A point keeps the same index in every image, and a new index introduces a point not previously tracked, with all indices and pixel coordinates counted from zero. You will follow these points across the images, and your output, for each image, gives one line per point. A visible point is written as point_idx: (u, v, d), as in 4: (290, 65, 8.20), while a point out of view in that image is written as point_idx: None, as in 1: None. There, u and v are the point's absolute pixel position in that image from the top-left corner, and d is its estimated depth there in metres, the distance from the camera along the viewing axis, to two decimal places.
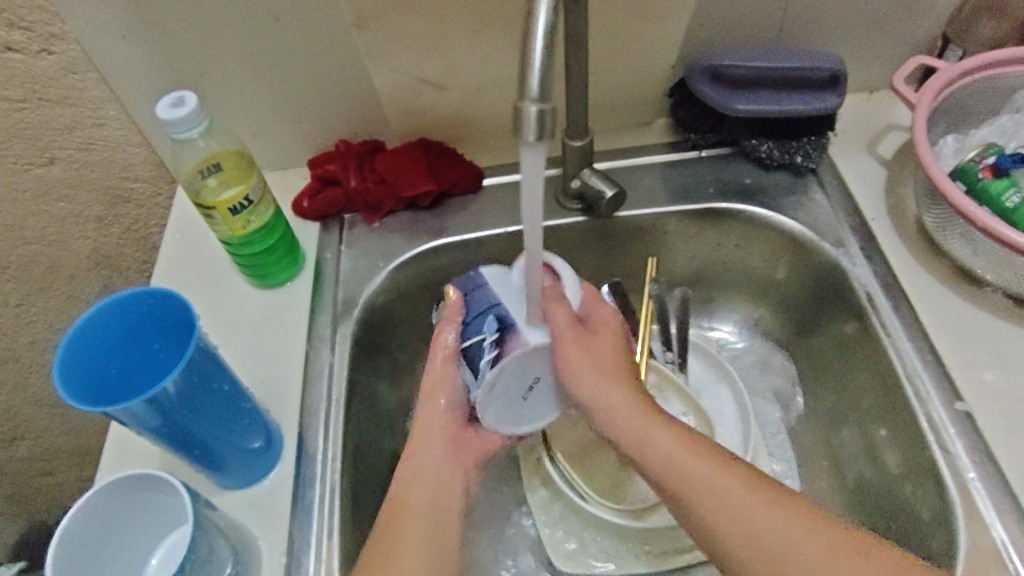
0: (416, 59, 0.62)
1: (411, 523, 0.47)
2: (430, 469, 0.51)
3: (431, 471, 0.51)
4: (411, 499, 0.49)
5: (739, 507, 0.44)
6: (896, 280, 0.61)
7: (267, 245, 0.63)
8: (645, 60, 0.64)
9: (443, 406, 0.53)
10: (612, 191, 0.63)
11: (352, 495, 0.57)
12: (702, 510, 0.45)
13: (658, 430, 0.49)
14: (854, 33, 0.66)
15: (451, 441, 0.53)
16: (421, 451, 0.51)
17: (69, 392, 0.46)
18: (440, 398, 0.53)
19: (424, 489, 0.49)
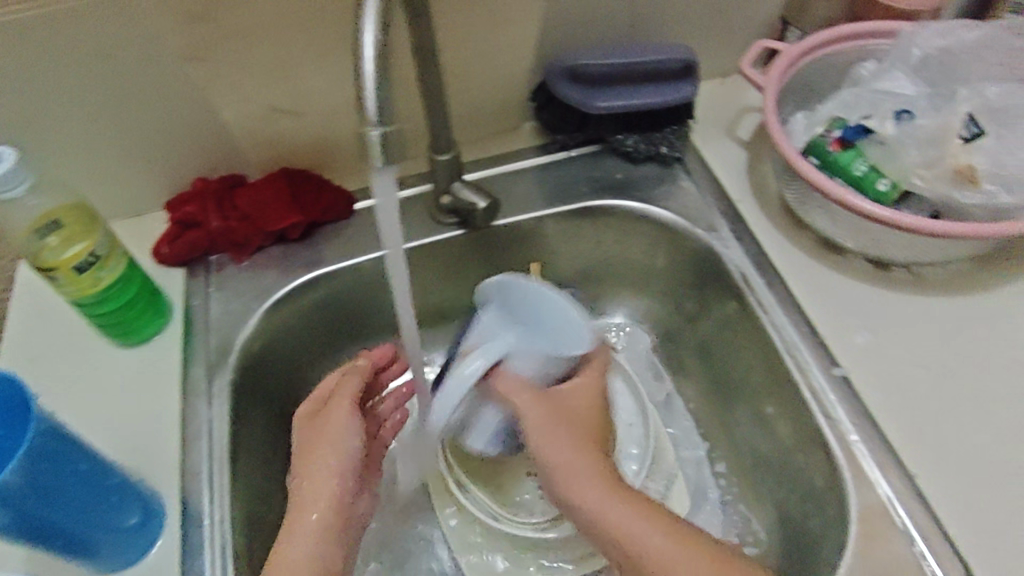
0: (265, 88, 0.59)
1: None
2: (300, 547, 0.47)
3: (310, 548, 0.47)
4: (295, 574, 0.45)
5: None
6: (766, 257, 0.63)
7: (124, 300, 0.58)
8: (501, 66, 0.63)
9: (328, 474, 0.50)
10: (485, 202, 0.62)
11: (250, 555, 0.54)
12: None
13: (618, 489, 0.47)
14: (702, 25, 0.68)
15: (337, 519, 0.49)
16: (297, 537, 0.47)
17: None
18: (325, 463, 0.51)
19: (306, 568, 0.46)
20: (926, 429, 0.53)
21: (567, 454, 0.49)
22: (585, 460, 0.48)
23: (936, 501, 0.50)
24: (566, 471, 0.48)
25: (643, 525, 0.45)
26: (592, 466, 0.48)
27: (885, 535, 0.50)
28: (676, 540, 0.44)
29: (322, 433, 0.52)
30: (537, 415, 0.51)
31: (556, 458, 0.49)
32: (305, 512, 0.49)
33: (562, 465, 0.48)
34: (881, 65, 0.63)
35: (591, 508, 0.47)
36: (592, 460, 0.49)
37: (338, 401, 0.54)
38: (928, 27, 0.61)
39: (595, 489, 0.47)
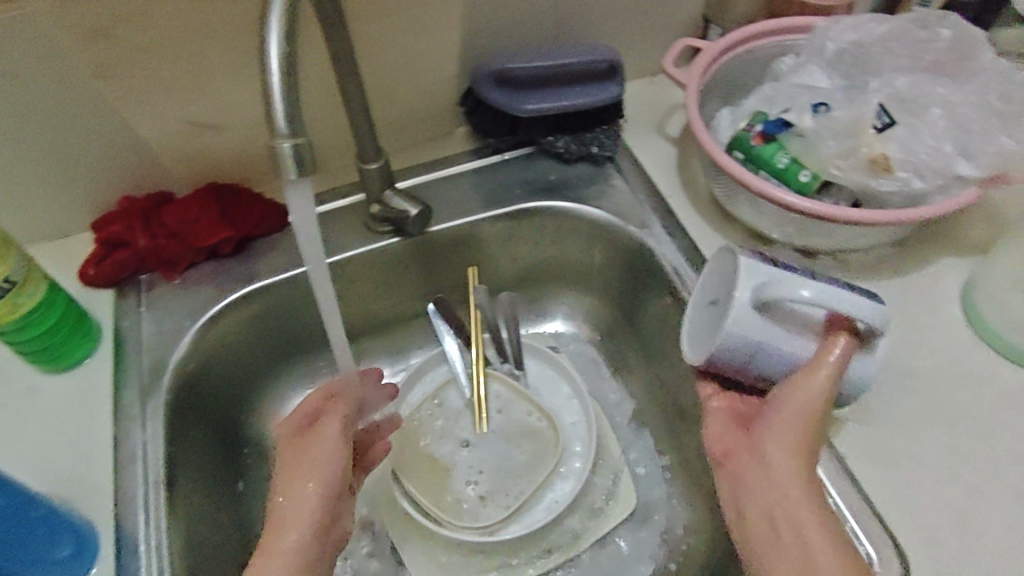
0: (183, 103, 0.58)
1: None
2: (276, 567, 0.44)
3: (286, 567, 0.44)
4: None
5: None
6: (698, 252, 0.64)
7: (47, 325, 0.57)
8: (428, 72, 0.63)
9: (309, 491, 0.48)
10: (416, 209, 0.62)
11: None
12: None
13: (808, 511, 0.46)
14: (625, 25, 0.68)
15: (316, 536, 0.47)
16: (272, 555, 0.45)
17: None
18: (306, 480, 0.48)
19: None
20: (854, 412, 0.55)
21: (793, 465, 0.48)
22: (804, 469, 0.48)
23: (865, 481, 0.52)
24: (785, 491, 0.47)
25: (831, 550, 0.44)
26: (800, 487, 0.47)
27: None
28: (843, 551, 0.45)
29: (307, 449, 0.50)
30: (786, 419, 0.49)
31: (780, 469, 0.48)
32: (283, 530, 0.46)
33: (780, 475, 0.48)
34: (800, 58, 0.66)
35: (800, 526, 0.46)
36: (795, 481, 0.47)
37: (328, 419, 0.52)
38: (840, 22, 0.63)
39: (797, 503, 0.47)
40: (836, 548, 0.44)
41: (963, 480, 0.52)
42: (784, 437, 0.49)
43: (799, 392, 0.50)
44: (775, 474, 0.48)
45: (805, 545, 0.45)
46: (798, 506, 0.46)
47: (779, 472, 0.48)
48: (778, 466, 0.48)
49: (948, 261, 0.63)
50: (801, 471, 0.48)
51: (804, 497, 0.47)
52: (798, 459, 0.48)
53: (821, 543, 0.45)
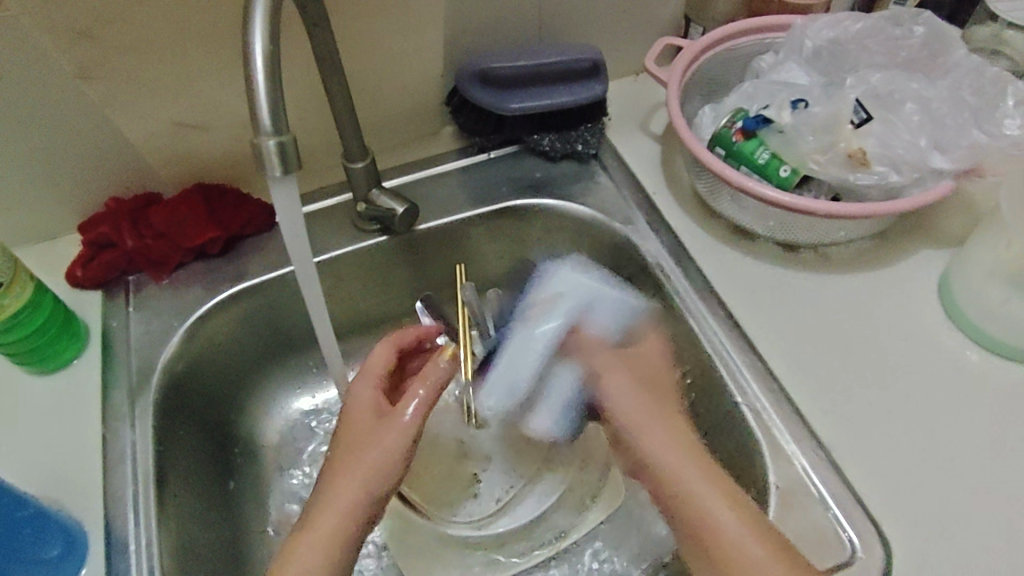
0: (169, 103, 0.58)
1: None
2: (304, 559, 0.43)
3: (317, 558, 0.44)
4: None
5: None
6: (682, 247, 0.65)
7: (35, 326, 0.57)
8: (413, 72, 0.64)
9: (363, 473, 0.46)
10: (403, 207, 0.62)
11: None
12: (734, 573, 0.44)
13: (700, 480, 0.47)
14: (607, 24, 0.69)
15: (359, 526, 0.46)
16: (305, 544, 0.44)
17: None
18: (369, 459, 0.47)
19: None
20: (835, 401, 0.56)
21: (663, 435, 0.49)
22: (682, 436, 0.49)
23: (847, 469, 0.53)
24: (669, 467, 0.48)
25: (738, 523, 0.45)
26: (681, 459, 0.48)
27: (801, 503, 0.52)
28: (732, 499, 0.46)
29: (381, 428, 0.48)
30: (631, 413, 0.51)
31: (655, 443, 0.49)
32: (326, 515, 0.45)
33: (662, 449, 0.49)
34: (779, 56, 0.67)
35: (698, 501, 0.46)
36: (678, 454, 0.48)
37: (417, 394, 0.49)
38: (818, 19, 0.64)
39: (682, 475, 0.47)
40: (740, 515, 0.45)
41: (941, 466, 0.53)
42: (652, 429, 0.50)
43: (629, 379, 0.53)
44: (658, 453, 0.48)
45: (701, 510, 0.46)
46: (688, 472, 0.47)
47: (660, 456, 0.48)
48: (658, 441, 0.49)
49: (926, 253, 0.65)
50: (679, 438, 0.49)
51: (688, 458, 0.48)
52: (672, 434, 0.49)
53: (711, 501, 0.46)
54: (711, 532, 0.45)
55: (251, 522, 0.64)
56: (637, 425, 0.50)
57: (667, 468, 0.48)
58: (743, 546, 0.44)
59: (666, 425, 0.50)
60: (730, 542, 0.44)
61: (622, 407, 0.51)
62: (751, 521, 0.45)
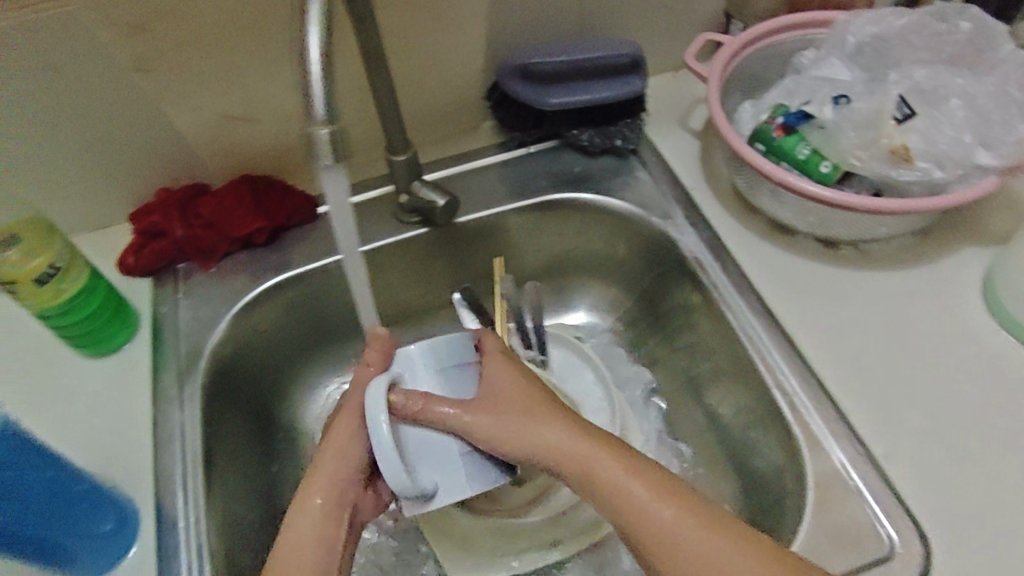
0: (222, 95, 0.60)
1: None
2: (293, 538, 0.44)
3: (307, 535, 0.44)
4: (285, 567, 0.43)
5: (675, 542, 0.41)
6: (721, 242, 0.65)
7: (90, 310, 0.59)
8: (456, 66, 0.65)
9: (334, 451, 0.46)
10: (443, 200, 0.63)
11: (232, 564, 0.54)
12: (643, 543, 0.42)
13: (591, 449, 0.45)
14: (649, 21, 0.70)
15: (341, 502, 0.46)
16: (293, 525, 0.44)
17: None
18: (336, 440, 0.47)
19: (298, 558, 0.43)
20: (875, 397, 0.56)
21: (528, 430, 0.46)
22: (546, 432, 0.46)
23: (888, 465, 0.53)
24: (546, 445, 0.46)
25: (637, 486, 0.43)
26: (563, 432, 0.46)
27: (840, 498, 0.52)
28: (631, 466, 0.45)
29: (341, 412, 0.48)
30: (492, 429, 0.46)
31: (529, 440, 0.46)
32: (305, 498, 0.45)
33: (535, 442, 0.46)
34: (821, 52, 0.66)
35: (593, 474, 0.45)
36: (556, 429, 0.46)
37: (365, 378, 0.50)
38: (862, 15, 0.64)
39: (566, 447, 0.45)
40: (637, 474, 0.44)
41: (984, 465, 0.53)
42: (503, 416, 0.47)
43: (490, 415, 0.47)
44: (544, 447, 0.46)
45: (601, 485, 0.44)
46: (578, 452, 0.45)
47: (521, 446, 0.46)
48: (532, 423, 0.46)
49: (970, 250, 0.64)
50: (539, 427, 0.46)
51: (569, 439, 0.46)
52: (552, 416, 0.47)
53: (610, 470, 0.44)
54: (623, 510, 0.43)
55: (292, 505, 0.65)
56: (490, 425, 0.46)
57: (560, 457, 0.45)
58: (652, 517, 0.42)
59: (548, 420, 0.47)
60: (635, 507, 0.43)
61: (480, 430, 0.46)
62: (655, 487, 0.43)
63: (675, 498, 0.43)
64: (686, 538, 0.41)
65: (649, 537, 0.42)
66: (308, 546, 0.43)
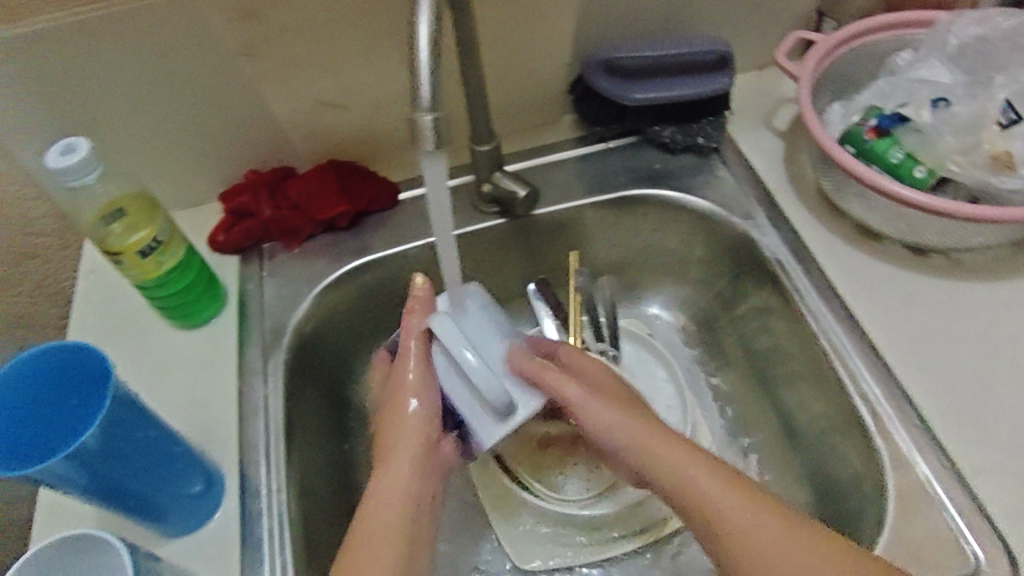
0: (316, 81, 0.62)
1: (387, 537, 0.46)
2: (386, 493, 0.48)
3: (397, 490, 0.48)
4: (378, 522, 0.46)
5: (757, 543, 0.42)
6: (803, 244, 0.64)
7: (184, 284, 0.61)
8: (542, 59, 0.66)
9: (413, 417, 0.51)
10: (524, 190, 0.64)
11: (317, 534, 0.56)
12: (726, 542, 0.43)
13: (681, 453, 0.47)
14: (738, 18, 0.69)
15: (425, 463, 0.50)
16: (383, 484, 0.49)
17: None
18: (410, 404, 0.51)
19: (390, 513, 0.47)
20: (964, 411, 0.54)
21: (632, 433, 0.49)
22: (650, 435, 0.48)
23: (976, 482, 0.51)
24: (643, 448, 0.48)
25: (720, 487, 0.44)
26: (659, 438, 0.48)
27: (923, 512, 0.50)
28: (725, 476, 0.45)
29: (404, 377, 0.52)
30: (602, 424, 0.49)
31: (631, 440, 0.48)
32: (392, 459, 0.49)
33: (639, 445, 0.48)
34: (919, 53, 0.64)
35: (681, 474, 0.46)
36: (653, 434, 0.48)
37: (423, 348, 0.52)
38: (965, 15, 0.62)
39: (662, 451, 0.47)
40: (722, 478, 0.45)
41: None
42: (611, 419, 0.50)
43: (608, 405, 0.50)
44: (640, 451, 0.48)
45: (687, 485, 0.45)
46: (670, 458, 0.46)
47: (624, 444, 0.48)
48: (636, 425, 0.49)
49: None
50: (645, 432, 0.48)
51: (667, 445, 0.47)
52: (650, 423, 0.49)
53: (701, 480, 0.45)
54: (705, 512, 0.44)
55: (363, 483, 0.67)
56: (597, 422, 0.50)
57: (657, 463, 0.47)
58: (735, 521, 0.43)
59: (646, 425, 0.49)
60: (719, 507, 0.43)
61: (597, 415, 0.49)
62: (745, 498, 0.44)
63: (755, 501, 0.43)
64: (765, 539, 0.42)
65: (730, 538, 0.42)
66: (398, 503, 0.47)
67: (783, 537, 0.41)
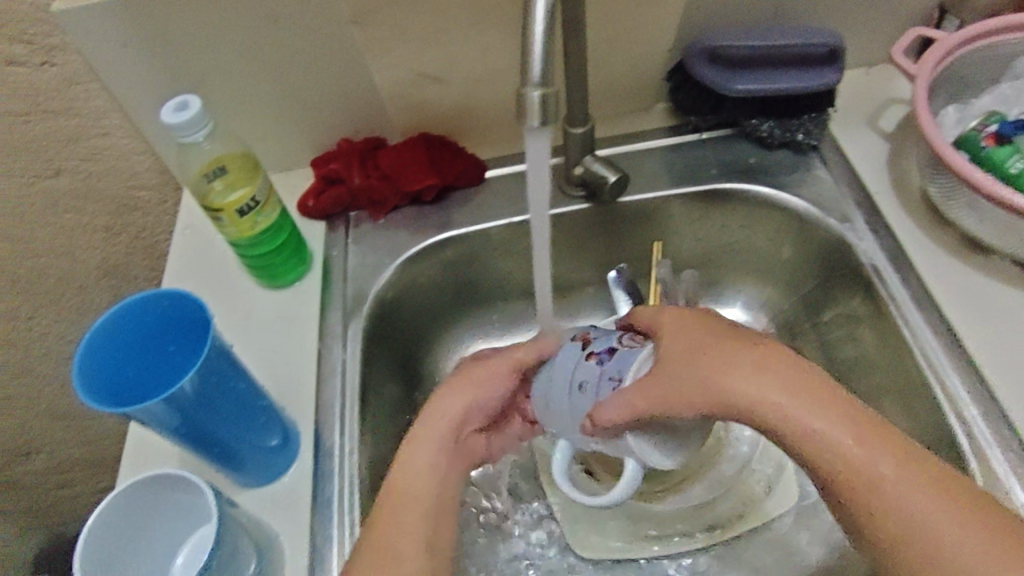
0: (416, 52, 0.62)
1: (415, 509, 0.46)
2: (414, 467, 0.48)
3: (427, 467, 0.48)
4: (405, 493, 0.47)
5: (913, 519, 0.37)
6: (902, 252, 0.61)
7: (275, 245, 0.63)
8: (643, 43, 0.64)
9: (460, 400, 0.52)
10: (614, 176, 0.63)
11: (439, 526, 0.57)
12: (882, 518, 0.38)
13: (799, 406, 0.40)
14: (852, 12, 0.66)
15: (458, 447, 0.50)
16: (413, 460, 0.48)
17: (85, 381, 0.45)
18: (460, 390, 0.52)
19: (418, 488, 0.47)
20: None
21: (783, 397, 0.41)
22: (742, 385, 0.42)
23: None
24: (749, 399, 0.41)
25: (864, 452, 0.39)
26: (763, 383, 0.41)
27: None
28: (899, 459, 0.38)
29: (471, 370, 0.54)
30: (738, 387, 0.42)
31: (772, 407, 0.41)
32: (423, 436, 0.50)
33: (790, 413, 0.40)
34: None
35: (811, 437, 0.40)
36: (755, 383, 0.41)
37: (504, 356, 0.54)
38: None
39: (782, 405, 0.40)
40: (863, 437, 0.39)
41: None
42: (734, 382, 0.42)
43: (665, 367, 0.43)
44: (749, 408, 0.41)
45: (823, 451, 0.39)
46: (794, 416, 0.40)
47: (764, 413, 0.41)
48: (734, 370, 0.42)
49: None
50: (752, 378, 0.42)
51: (829, 421, 0.40)
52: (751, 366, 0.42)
53: (840, 442, 0.39)
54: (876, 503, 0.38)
55: None
56: (733, 390, 0.42)
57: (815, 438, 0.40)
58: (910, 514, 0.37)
59: (738, 371, 0.42)
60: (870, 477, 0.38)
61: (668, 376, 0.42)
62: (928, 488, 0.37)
63: (910, 469, 0.38)
64: (924, 518, 0.37)
65: (888, 511, 0.38)
66: (426, 479, 0.48)
67: (944, 513, 0.37)
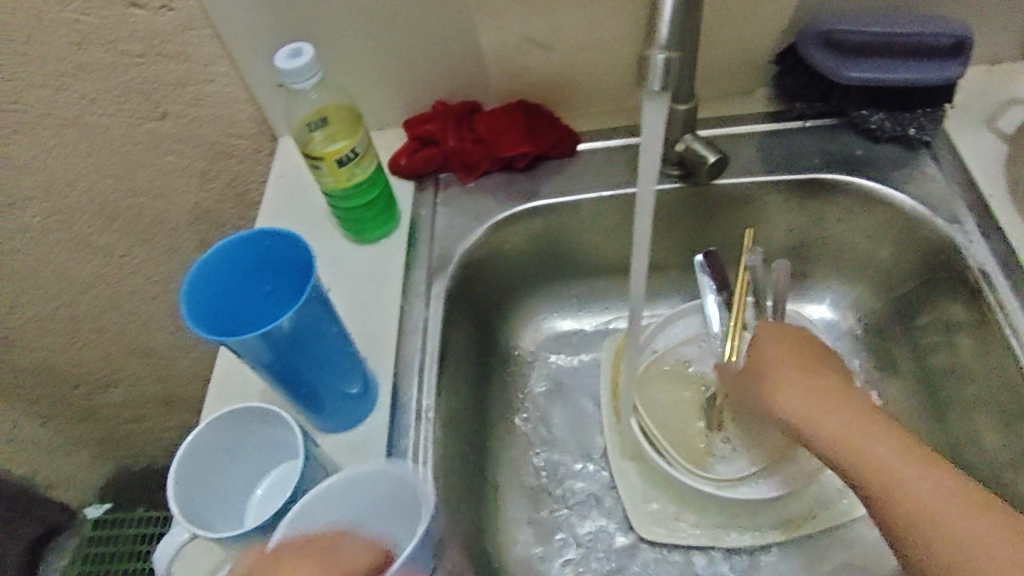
0: (525, 16, 0.62)
1: None
2: None
3: None
4: None
5: (908, 490, 0.43)
6: (1017, 258, 0.58)
7: (367, 200, 0.64)
8: (754, 23, 0.63)
9: None
10: (715, 156, 0.61)
11: (461, 510, 0.58)
12: (882, 488, 0.44)
13: (818, 400, 0.50)
14: (984, 2, 0.62)
15: None
16: None
17: (190, 312, 0.47)
18: None
19: None
20: None
21: (808, 402, 0.50)
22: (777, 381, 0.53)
23: None
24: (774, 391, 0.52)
25: (866, 437, 0.46)
26: (797, 385, 0.51)
27: None
28: (901, 444, 0.45)
29: None
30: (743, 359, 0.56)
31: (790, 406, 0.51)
32: None
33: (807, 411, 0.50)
34: None
35: (824, 422, 0.48)
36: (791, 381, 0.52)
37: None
38: None
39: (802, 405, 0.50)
40: (868, 424, 0.47)
41: None
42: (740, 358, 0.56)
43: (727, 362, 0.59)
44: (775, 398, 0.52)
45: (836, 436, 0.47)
46: (811, 407, 0.50)
47: (794, 415, 0.50)
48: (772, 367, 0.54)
49: None
50: (786, 375, 0.52)
51: (852, 422, 0.47)
52: (793, 374, 0.52)
53: (842, 425, 0.47)
54: (876, 485, 0.44)
55: (498, 422, 0.68)
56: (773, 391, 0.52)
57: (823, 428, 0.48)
58: (909, 494, 0.42)
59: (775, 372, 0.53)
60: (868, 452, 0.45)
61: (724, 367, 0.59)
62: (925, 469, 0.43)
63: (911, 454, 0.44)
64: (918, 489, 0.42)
65: (886, 483, 0.44)
66: None
67: (937, 486, 0.42)
